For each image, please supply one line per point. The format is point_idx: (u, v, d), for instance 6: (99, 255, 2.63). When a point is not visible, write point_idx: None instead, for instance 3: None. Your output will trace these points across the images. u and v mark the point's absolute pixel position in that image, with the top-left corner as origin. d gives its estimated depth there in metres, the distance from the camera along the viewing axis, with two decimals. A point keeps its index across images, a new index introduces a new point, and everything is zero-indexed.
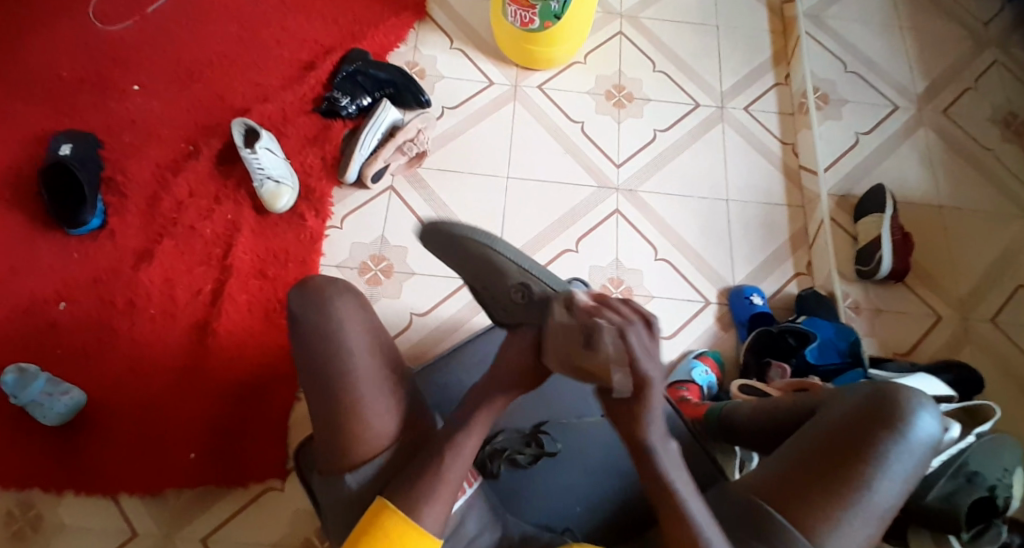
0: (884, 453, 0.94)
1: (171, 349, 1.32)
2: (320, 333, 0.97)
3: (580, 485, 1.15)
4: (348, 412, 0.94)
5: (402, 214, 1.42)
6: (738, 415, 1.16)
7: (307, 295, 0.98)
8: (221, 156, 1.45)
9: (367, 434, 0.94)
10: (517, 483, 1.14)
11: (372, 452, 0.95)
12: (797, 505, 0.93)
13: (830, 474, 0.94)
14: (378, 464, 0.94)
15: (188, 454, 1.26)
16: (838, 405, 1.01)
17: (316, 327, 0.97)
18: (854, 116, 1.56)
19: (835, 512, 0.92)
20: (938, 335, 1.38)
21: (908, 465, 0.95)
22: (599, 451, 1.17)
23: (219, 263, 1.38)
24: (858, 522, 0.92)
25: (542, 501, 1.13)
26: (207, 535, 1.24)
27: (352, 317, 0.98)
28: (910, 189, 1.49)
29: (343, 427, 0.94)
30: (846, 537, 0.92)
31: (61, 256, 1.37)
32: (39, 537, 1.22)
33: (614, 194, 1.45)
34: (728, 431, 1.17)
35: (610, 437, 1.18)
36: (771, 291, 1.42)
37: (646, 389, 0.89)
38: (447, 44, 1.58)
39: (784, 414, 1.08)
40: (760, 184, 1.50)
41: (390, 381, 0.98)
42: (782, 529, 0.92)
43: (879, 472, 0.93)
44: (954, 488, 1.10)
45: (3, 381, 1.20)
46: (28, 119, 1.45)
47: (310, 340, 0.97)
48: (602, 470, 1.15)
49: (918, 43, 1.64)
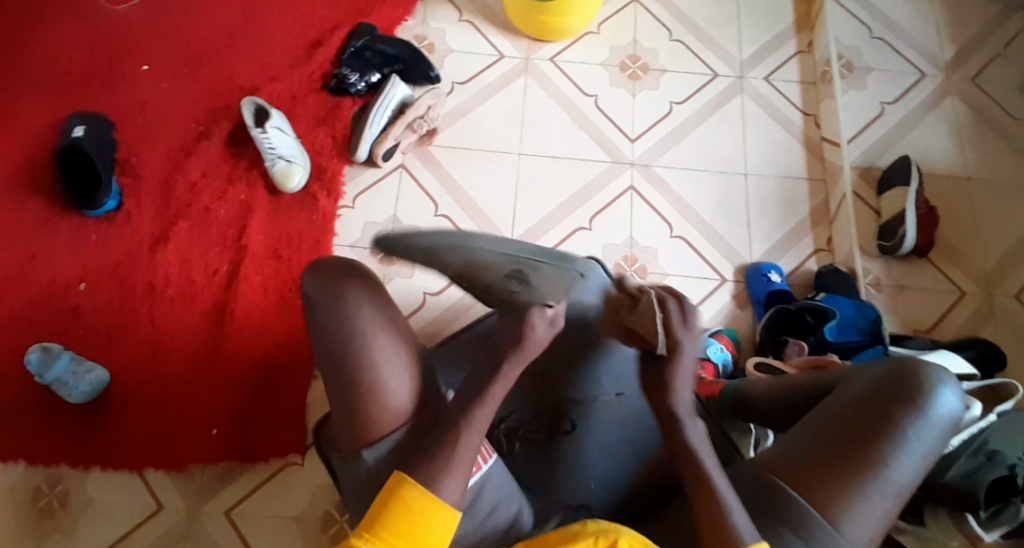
0: (903, 430, 0.93)
1: (191, 328, 1.35)
2: (332, 316, 0.97)
3: (591, 467, 1.15)
4: (364, 396, 0.95)
5: (414, 192, 1.41)
6: (753, 393, 1.14)
7: (318, 278, 0.99)
8: (232, 136, 1.45)
9: (385, 414, 0.95)
10: (529, 465, 1.15)
11: (388, 429, 0.95)
12: (813, 483, 0.92)
13: (848, 451, 0.93)
14: (391, 443, 0.95)
15: (210, 431, 1.29)
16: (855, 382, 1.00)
17: (330, 309, 0.97)
18: (879, 84, 1.50)
19: (853, 490, 0.91)
20: (962, 312, 1.35)
21: (927, 442, 0.93)
22: (611, 433, 1.17)
23: (234, 244, 1.39)
24: (877, 500, 0.91)
25: (554, 482, 1.14)
26: (231, 509, 1.27)
27: (365, 296, 0.98)
28: (936, 160, 1.44)
29: (359, 407, 0.95)
30: (865, 514, 0.91)
31: (79, 239, 1.39)
32: (69, 512, 1.26)
33: (628, 169, 1.43)
34: (743, 409, 1.15)
35: (622, 418, 1.18)
36: (790, 269, 1.39)
37: (677, 359, 0.96)
38: (456, 17, 1.54)
39: (801, 391, 1.06)
40: (780, 157, 1.45)
41: (405, 361, 0.98)
42: (798, 507, 0.91)
43: (898, 449, 0.92)
44: (974, 467, 1.08)
45: (29, 360, 1.22)
46: (42, 103, 1.46)
47: (324, 323, 0.97)
48: (613, 453, 1.15)
49: (949, 5, 1.57)
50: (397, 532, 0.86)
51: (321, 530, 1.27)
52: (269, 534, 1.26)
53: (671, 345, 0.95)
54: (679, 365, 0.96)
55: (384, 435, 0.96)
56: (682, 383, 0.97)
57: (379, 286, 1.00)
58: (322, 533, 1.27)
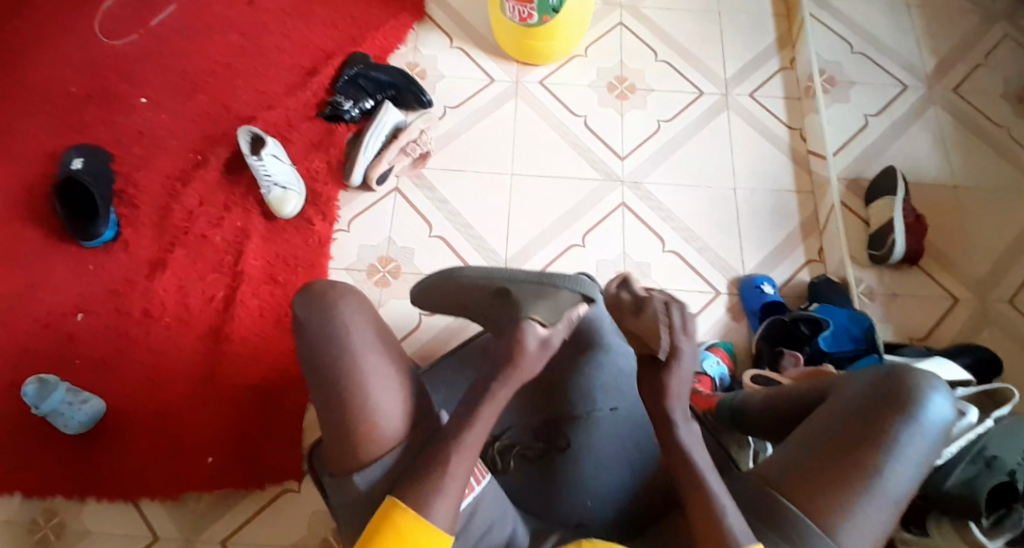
0: (896, 436, 0.92)
1: (187, 356, 1.35)
2: (323, 335, 0.97)
3: (591, 481, 1.15)
4: (353, 411, 0.94)
5: (407, 214, 1.42)
6: (749, 404, 1.14)
7: (307, 299, 0.99)
8: (228, 164, 1.47)
9: (372, 431, 0.95)
10: (528, 481, 1.14)
11: (377, 453, 0.95)
12: (809, 494, 0.92)
13: (843, 459, 0.92)
14: (385, 464, 0.95)
15: (205, 459, 1.28)
16: (849, 389, 0.99)
17: (320, 330, 0.97)
18: (863, 98, 1.53)
19: (847, 499, 0.90)
20: (956, 318, 1.36)
21: (921, 449, 0.93)
22: (608, 444, 1.17)
23: (231, 270, 1.40)
24: (873, 508, 0.91)
25: (554, 498, 1.12)
26: (228, 538, 1.26)
27: (355, 316, 0.99)
28: (921, 169, 1.46)
29: (348, 425, 0.95)
30: (861, 524, 0.90)
31: (78, 269, 1.40)
32: (64, 543, 1.25)
33: (619, 186, 1.45)
34: (741, 422, 1.15)
35: (621, 431, 1.17)
36: (783, 280, 1.40)
37: (674, 362, 0.96)
38: (446, 44, 1.58)
39: (795, 400, 1.06)
40: (768, 171, 1.48)
41: (399, 379, 0.98)
42: (796, 520, 0.91)
43: (892, 457, 0.92)
44: (974, 473, 1.08)
45: (25, 392, 1.23)
46: (41, 136, 1.48)
47: (316, 342, 0.97)
48: (613, 465, 1.15)
49: (926, 20, 1.61)
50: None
51: None
52: None
53: (672, 350, 0.96)
54: (676, 369, 0.96)
55: (370, 459, 0.95)
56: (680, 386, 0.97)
57: (369, 307, 1.00)
58: None
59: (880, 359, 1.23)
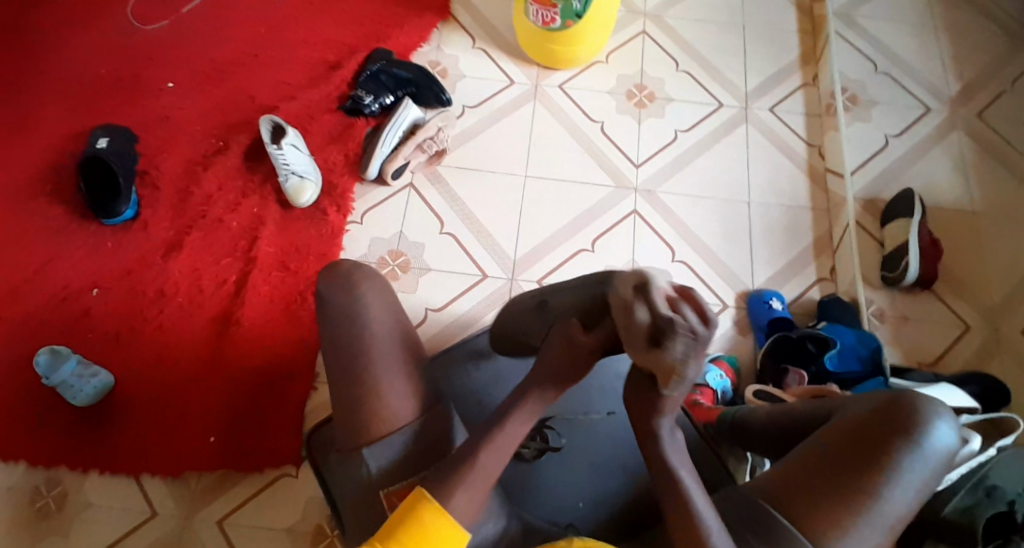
0: (896, 461, 0.92)
1: (197, 339, 1.38)
2: (345, 317, 1.02)
3: (583, 483, 1.16)
4: (363, 390, 0.98)
5: (420, 210, 1.44)
6: (750, 420, 1.14)
7: (336, 281, 1.05)
8: (248, 152, 1.50)
9: (382, 410, 0.98)
10: (523, 480, 1.15)
11: (387, 431, 0.97)
12: (803, 510, 0.92)
13: (840, 480, 0.92)
14: (391, 445, 0.96)
15: (208, 439, 1.31)
16: (852, 411, 0.98)
17: (344, 311, 1.03)
18: (885, 118, 1.51)
19: (841, 520, 0.90)
20: (966, 346, 1.34)
21: (921, 476, 0.92)
22: (604, 449, 1.18)
23: (244, 255, 1.43)
24: (866, 531, 0.90)
25: (546, 499, 1.14)
26: (224, 518, 1.28)
27: (377, 303, 1.04)
28: (941, 192, 1.44)
29: (359, 402, 0.98)
30: (853, 546, 0.90)
31: (97, 246, 1.43)
32: (66, 513, 1.28)
33: (632, 194, 1.44)
34: (741, 435, 1.15)
35: (615, 434, 1.19)
36: (792, 297, 1.39)
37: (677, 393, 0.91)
38: (469, 44, 1.59)
39: (798, 416, 1.06)
40: (784, 188, 1.47)
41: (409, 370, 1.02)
42: (787, 534, 0.91)
43: (892, 480, 0.91)
44: (972, 502, 1.10)
45: (37, 362, 1.28)
46: (69, 116, 1.52)
47: (335, 322, 1.02)
48: (607, 469, 1.16)
49: (954, 43, 1.59)
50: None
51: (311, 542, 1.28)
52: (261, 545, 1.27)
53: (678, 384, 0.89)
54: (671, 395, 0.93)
55: (381, 437, 0.97)
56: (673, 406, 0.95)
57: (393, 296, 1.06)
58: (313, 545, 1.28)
59: (885, 384, 1.22)
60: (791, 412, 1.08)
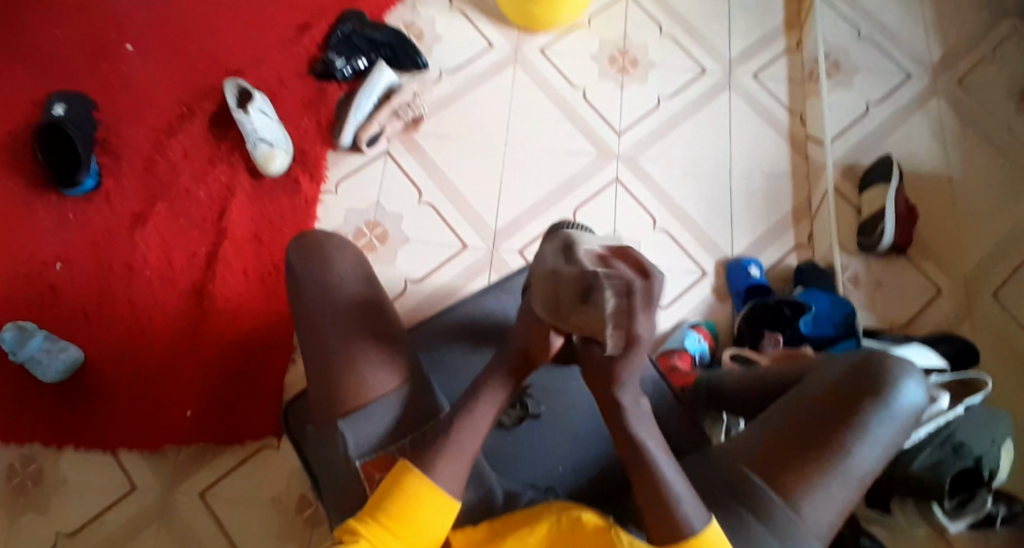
0: (865, 419, 0.95)
1: (170, 314, 1.35)
2: (322, 292, 1.03)
3: (561, 450, 1.17)
4: (347, 365, 1.00)
5: (397, 178, 1.40)
6: (725, 385, 1.16)
7: (311, 257, 1.05)
8: (214, 117, 1.43)
9: (363, 381, 0.99)
10: (504, 449, 1.15)
11: (364, 403, 0.98)
12: (776, 470, 0.94)
13: (812, 439, 0.95)
14: (369, 416, 0.98)
15: (185, 412, 1.31)
16: (822, 373, 1.02)
17: (322, 287, 1.03)
18: (866, 85, 1.51)
19: (814, 476, 0.93)
20: (939, 309, 1.37)
21: (888, 431, 0.95)
22: (582, 417, 1.19)
23: (214, 227, 1.38)
24: (837, 487, 0.93)
25: (528, 467, 1.15)
26: (206, 489, 1.30)
27: (354, 279, 1.05)
28: (918, 161, 1.45)
29: (340, 375, 0.99)
30: (826, 501, 0.92)
31: (60, 218, 1.38)
32: (43, 489, 1.28)
33: (614, 162, 1.43)
34: (715, 399, 1.18)
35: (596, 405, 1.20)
36: (770, 264, 1.40)
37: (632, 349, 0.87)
38: (446, 6, 1.53)
39: (769, 382, 1.10)
40: (766, 155, 1.46)
41: (388, 344, 1.02)
42: (759, 493, 0.92)
43: (860, 437, 0.94)
44: (939, 458, 1.15)
45: (3, 338, 1.25)
46: (22, 79, 1.44)
47: (314, 298, 1.03)
48: (587, 440, 1.17)
49: (937, 10, 1.58)
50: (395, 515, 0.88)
51: (295, 511, 1.30)
52: (245, 515, 1.29)
53: (626, 342, 0.86)
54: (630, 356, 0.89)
55: (360, 407, 0.98)
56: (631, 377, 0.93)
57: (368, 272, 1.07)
58: (296, 514, 1.30)
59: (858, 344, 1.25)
60: (762, 376, 1.10)
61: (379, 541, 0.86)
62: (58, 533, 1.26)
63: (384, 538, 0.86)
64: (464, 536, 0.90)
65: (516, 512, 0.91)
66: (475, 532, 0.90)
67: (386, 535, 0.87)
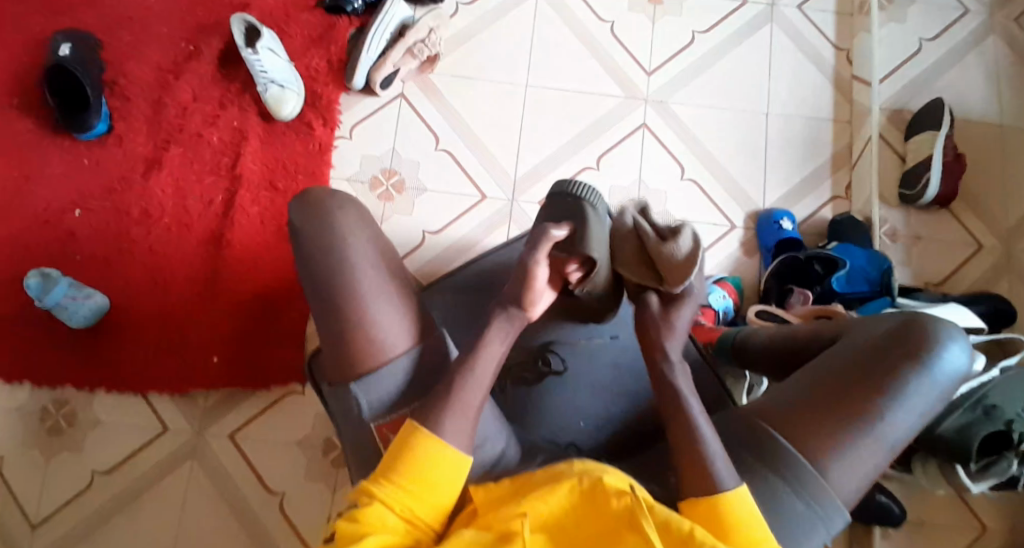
0: (902, 384, 0.90)
1: (190, 261, 1.33)
2: (319, 248, 0.91)
3: (584, 406, 1.10)
4: (351, 327, 0.89)
5: (412, 123, 1.36)
6: (752, 342, 1.12)
7: (305, 207, 0.92)
8: (223, 56, 1.40)
9: (369, 340, 0.90)
10: (523, 404, 1.09)
11: (378, 364, 0.90)
12: (802, 428, 0.90)
13: (844, 400, 0.90)
14: (380, 378, 0.89)
15: (211, 358, 1.31)
16: (859, 334, 0.96)
17: (320, 243, 0.91)
18: (920, 19, 1.40)
19: (843, 439, 0.89)
20: (978, 266, 1.30)
21: (927, 397, 0.90)
22: (604, 373, 1.12)
23: (228, 173, 1.35)
24: (867, 452, 0.89)
25: (545, 419, 1.08)
26: (236, 432, 1.30)
27: (353, 228, 0.93)
28: (969, 105, 1.36)
29: (346, 336, 0.90)
30: (851, 465, 0.89)
31: (73, 163, 1.36)
32: (77, 431, 1.30)
33: (643, 105, 1.36)
34: (741, 357, 1.14)
35: (617, 359, 1.13)
36: (803, 217, 1.33)
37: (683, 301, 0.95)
38: None
39: (799, 341, 1.04)
40: (805, 96, 1.37)
41: (398, 294, 0.93)
42: (780, 448, 0.89)
43: (896, 402, 0.89)
44: (969, 420, 1.13)
45: (29, 286, 1.22)
46: (29, 19, 1.41)
47: (312, 254, 0.91)
48: (608, 394, 1.10)
49: None
50: (408, 483, 0.81)
51: (322, 453, 1.30)
52: (273, 457, 1.30)
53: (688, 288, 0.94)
54: (684, 306, 0.95)
55: (373, 371, 0.89)
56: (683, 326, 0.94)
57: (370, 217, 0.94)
58: (324, 458, 1.30)
59: (892, 303, 1.19)
60: (793, 335, 1.05)
61: (398, 502, 0.80)
62: (93, 472, 1.28)
63: (403, 498, 0.80)
64: (486, 494, 0.84)
65: (538, 472, 0.85)
66: (496, 489, 0.84)
67: (404, 495, 0.81)
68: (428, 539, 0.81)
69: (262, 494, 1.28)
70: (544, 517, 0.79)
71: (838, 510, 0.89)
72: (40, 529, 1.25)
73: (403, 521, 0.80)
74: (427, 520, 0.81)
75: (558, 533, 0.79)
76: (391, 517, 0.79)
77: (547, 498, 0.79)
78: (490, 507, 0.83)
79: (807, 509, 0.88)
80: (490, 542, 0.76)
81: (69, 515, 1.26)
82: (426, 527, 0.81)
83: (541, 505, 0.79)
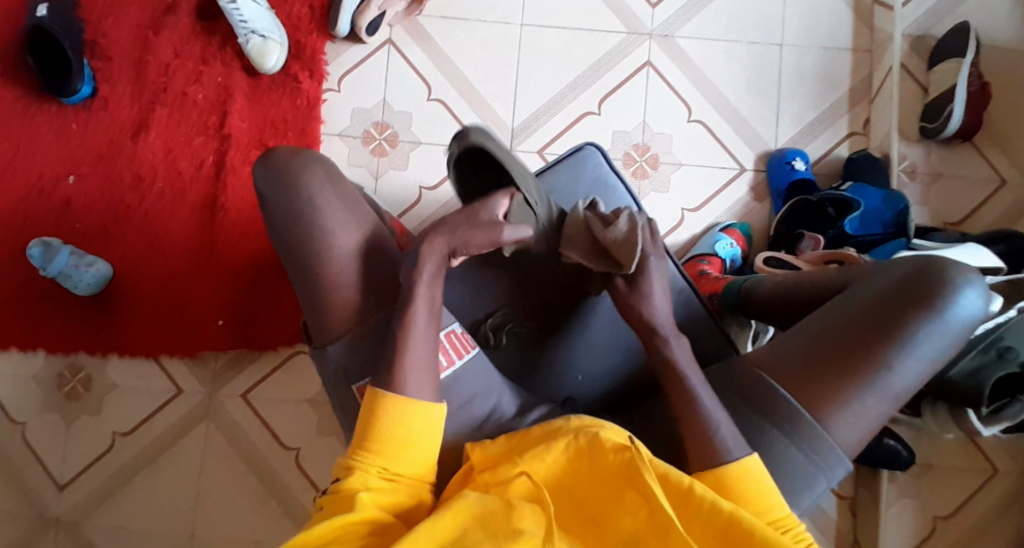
0: (912, 333, 0.84)
1: (187, 222, 1.30)
2: (297, 231, 0.85)
3: (584, 366, 1.03)
4: (337, 321, 0.86)
5: (403, 71, 1.30)
6: (756, 292, 1.06)
7: (281, 188, 0.86)
8: (203, 8, 1.33)
9: (357, 327, 0.86)
10: (517, 367, 1.03)
11: (359, 336, 0.85)
12: (806, 383, 0.86)
13: (850, 350, 0.85)
14: (359, 341, 0.85)
15: (215, 321, 1.29)
16: (869, 282, 0.90)
17: (298, 227, 0.85)
18: None
19: (849, 392, 0.84)
20: (1000, 203, 1.23)
21: (938, 345, 0.85)
22: (605, 328, 1.04)
23: (217, 132, 1.31)
24: (873, 403, 0.85)
25: (545, 375, 1.02)
26: (249, 392, 1.31)
27: (332, 200, 0.85)
28: (998, 29, 1.26)
29: (332, 330, 0.86)
30: (857, 418, 0.85)
31: (60, 129, 1.32)
32: (93, 395, 1.30)
33: (647, 41, 1.29)
34: (747, 307, 1.07)
35: (614, 318, 1.04)
36: (817, 157, 1.26)
37: (643, 265, 0.91)
38: None
39: (808, 293, 0.97)
40: (821, 25, 1.29)
41: (387, 266, 0.88)
42: (785, 405, 0.86)
43: (905, 351, 0.84)
44: (982, 363, 1.08)
45: (30, 255, 1.21)
46: None
47: (288, 243, 0.86)
48: (608, 352, 1.03)
49: None
50: (381, 443, 0.79)
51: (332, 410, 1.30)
52: (284, 415, 1.30)
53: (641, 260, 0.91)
54: (649, 281, 0.91)
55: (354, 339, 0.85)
56: (658, 292, 0.91)
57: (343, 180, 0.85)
58: (332, 413, 1.30)
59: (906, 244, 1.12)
60: (798, 285, 0.99)
61: (376, 465, 0.78)
62: (113, 433, 1.30)
63: (379, 461, 0.78)
64: (484, 452, 0.82)
65: (533, 428, 0.83)
66: (492, 448, 0.82)
67: (380, 457, 0.78)
68: (418, 493, 0.79)
69: (278, 450, 1.29)
70: (543, 474, 0.79)
71: (841, 461, 0.86)
72: (67, 489, 1.28)
73: (387, 482, 0.78)
74: (414, 475, 0.79)
75: (557, 490, 0.79)
76: (372, 480, 0.77)
77: (543, 456, 0.79)
78: (489, 466, 0.81)
79: (810, 466, 0.85)
80: (494, 504, 0.75)
81: (92, 476, 1.29)
82: (414, 482, 0.79)
83: (538, 463, 0.79)
